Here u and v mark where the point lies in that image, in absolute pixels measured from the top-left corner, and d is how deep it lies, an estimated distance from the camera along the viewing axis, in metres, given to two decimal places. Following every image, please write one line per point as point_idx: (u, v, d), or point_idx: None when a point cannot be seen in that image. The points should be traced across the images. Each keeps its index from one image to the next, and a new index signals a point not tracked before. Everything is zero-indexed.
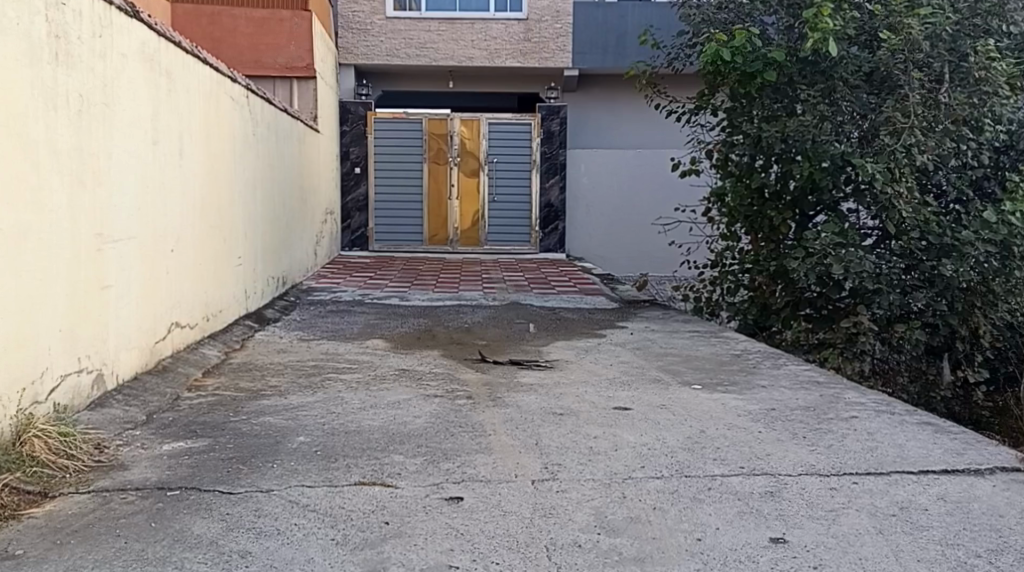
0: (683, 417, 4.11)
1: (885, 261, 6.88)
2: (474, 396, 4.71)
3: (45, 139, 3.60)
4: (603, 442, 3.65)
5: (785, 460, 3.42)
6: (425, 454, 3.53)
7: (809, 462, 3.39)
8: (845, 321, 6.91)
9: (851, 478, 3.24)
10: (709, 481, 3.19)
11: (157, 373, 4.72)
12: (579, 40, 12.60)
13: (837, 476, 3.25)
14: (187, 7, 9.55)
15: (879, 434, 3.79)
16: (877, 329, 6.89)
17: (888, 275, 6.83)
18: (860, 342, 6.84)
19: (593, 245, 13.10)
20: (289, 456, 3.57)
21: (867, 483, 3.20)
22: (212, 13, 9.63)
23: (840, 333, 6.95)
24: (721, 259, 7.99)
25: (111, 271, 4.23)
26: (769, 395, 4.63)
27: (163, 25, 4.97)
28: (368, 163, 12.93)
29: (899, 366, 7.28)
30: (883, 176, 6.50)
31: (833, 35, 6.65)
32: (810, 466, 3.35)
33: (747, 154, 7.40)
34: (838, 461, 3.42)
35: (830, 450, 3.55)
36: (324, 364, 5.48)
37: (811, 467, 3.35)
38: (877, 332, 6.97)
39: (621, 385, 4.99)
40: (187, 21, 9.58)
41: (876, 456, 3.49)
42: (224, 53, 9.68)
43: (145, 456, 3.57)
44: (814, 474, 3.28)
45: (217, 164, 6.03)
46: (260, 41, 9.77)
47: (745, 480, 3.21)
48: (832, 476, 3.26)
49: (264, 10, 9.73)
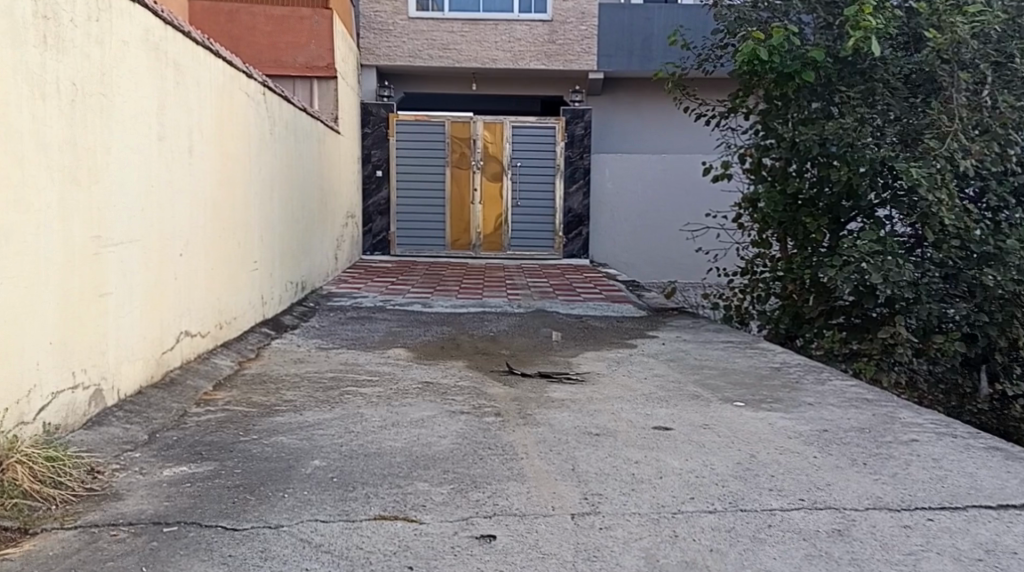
0: (729, 439, 3.81)
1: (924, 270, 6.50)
2: (503, 413, 4.43)
3: (31, 130, 3.39)
4: (645, 468, 3.36)
5: (848, 491, 3.12)
6: (453, 482, 3.26)
7: (876, 495, 3.08)
8: (881, 331, 6.56)
9: (925, 514, 2.93)
10: (768, 517, 2.90)
11: (163, 387, 4.49)
12: (604, 41, 12.32)
13: (910, 512, 2.94)
14: (206, 3, 9.34)
15: (946, 461, 3.47)
16: (914, 341, 6.52)
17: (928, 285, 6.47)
18: (896, 354, 6.49)
19: (617, 250, 12.76)
20: (302, 484, 3.31)
21: (945, 521, 2.90)
22: (231, 10, 9.46)
23: (876, 344, 6.60)
24: (751, 267, 7.67)
25: (112, 276, 4.01)
26: (819, 414, 4.31)
27: (170, 15, 4.75)
28: (390, 167, 12.71)
29: (933, 379, 6.90)
30: (928, 182, 6.07)
31: (877, 35, 6.32)
32: (877, 499, 3.05)
33: (783, 157, 7.13)
34: (907, 493, 3.10)
35: (896, 480, 3.24)
36: (343, 376, 5.23)
37: (878, 500, 3.04)
38: (915, 344, 6.61)
39: (657, 402, 4.70)
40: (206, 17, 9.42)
41: (948, 487, 3.17)
42: (244, 51, 9.53)
43: (143, 483, 3.34)
44: (883, 509, 2.98)
45: (231, 168, 5.80)
46: (280, 40, 9.60)
47: (808, 516, 2.91)
48: (904, 511, 2.96)
49: (284, 7, 9.56)
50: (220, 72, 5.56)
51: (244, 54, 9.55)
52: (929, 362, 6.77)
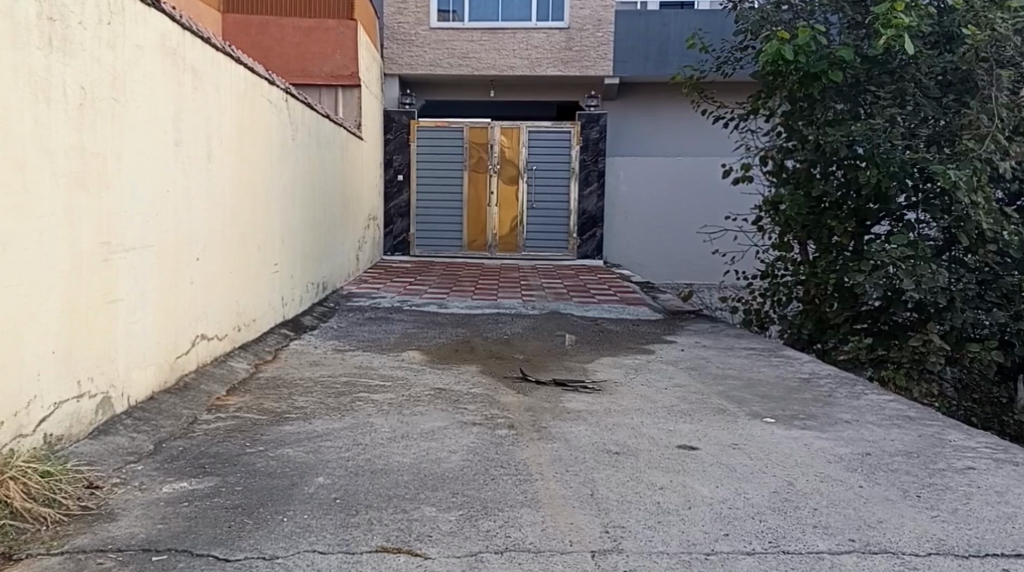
0: (762, 463, 3.58)
1: (958, 276, 6.20)
2: (516, 425, 4.18)
3: (34, 135, 3.18)
4: (672, 496, 3.12)
5: (906, 532, 2.90)
6: (462, 507, 3.03)
7: (938, 537, 2.87)
8: (912, 339, 6.26)
9: (999, 564, 2.73)
10: (816, 563, 2.69)
11: (176, 392, 4.26)
12: (622, 47, 12.01)
13: (980, 560, 2.75)
14: (236, 16, 9.17)
15: (1011, 495, 3.28)
16: (947, 350, 6.20)
17: (962, 291, 6.16)
18: (928, 363, 6.16)
19: (632, 252, 12.44)
20: (303, 506, 3.08)
21: None
22: (262, 22, 9.24)
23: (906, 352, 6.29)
24: (773, 269, 7.40)
25: (123, 283, 3.80)
26: (859, 435, 4.10)
27: (188, 19, 4.51)
28: (410, 171, 12.52)
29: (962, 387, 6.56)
30: (968, 185, 5.73)
31: (911, 34, 6.04)
32: (941, 543, 2.84)
33: (807, 160, 6.81)
34: (974, 536, 2.90)
35: (958, 519, 3.03)
36: (356, 382, 4.98)
37: (940, 543, 2.83)
38: (947, 352, 6.25)
39: (680, 416, 4.44)
40: (237, 30, 9.22)
41: (1019, 529, 2.96)
42: (272, 63, 9.31)
43: (140, 502, 3.11)
44: (949, 554, 2.78)
45: (251, 173, 5.57)
46: (307, 50, 9.41)
47: (862, 562, 2.71)
48: (973, 558, 2.76)
49: (311, 19, 9.35)
50: (242, 78, 5.33)
51: (271, 62, 9.33)
52: (964, 370, 6.44)
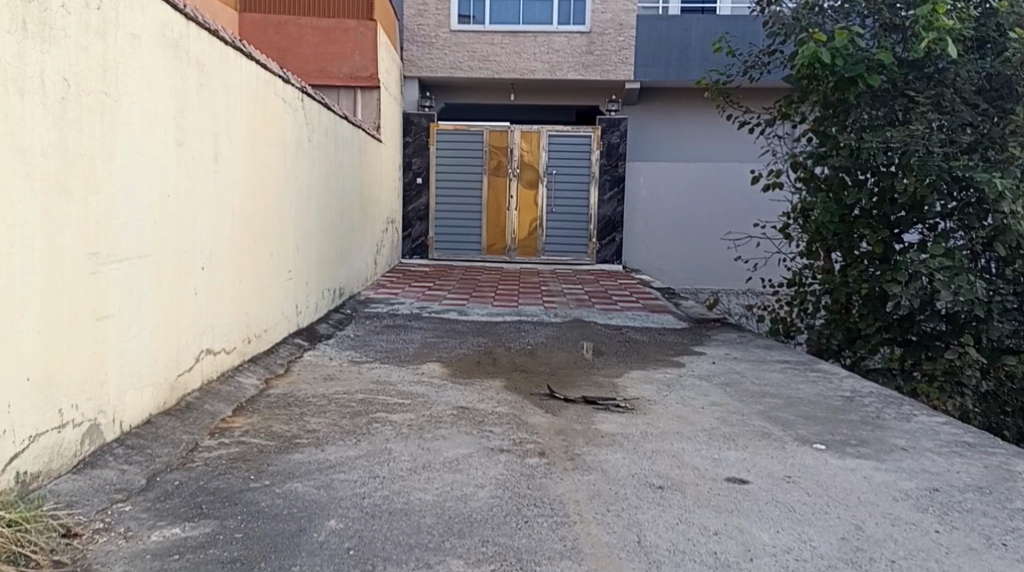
0: (822, 499, 3.25)
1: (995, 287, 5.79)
2: (548, 452, 3.84)
3: (6, 131, 2.89)
4: (728, 545, 2.83)
5: None
6: (495, 561, 2.75)
7: None
8: (948, 351, 5.89)
9: None
10: None
11: (176, 414, 3.96)
12: (643, 51, 11.67)
13: None
14: (254, 16, 8.95)
15: None
16: (984, 363, 5.84)
17: (1002, 302, 5.76)
18: (963, 377, 5.81)
19: (652, 257, 12.26)
20: (311, 559, 2.78)
21: None
22: (279, 22, 8.99)
23: (940, 364, 5.92)
24: (800, 277, 6.99)
25: (115, 296, 3.51)
26: (921, 465, 3.74)
27: (193, 11, 4.22)
28: (429, 175, 12.22)
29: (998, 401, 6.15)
30: (1011, 192, 5.37)
31: (953, 35, 5.64)
32: None
33: (839, 166, 6.38)
34: None
35: None
36: (372, 400, 4.65)
37: None
38: (982, 365, 5.89)
39: (723, 442, 4.09)
40: (255, 31, 8.97)
41: None
42: (290, 64, 9.06)
43: (123, 554, 2.81)
44: None
45: (263, 176, 5.28)
46: (327, 50, 9.13)
47: None
48: None
49: (329, 19, 9.10)
50: (254, 75, 5.04)
51: (289, 63, 9.05)
52: (995, 383, 6.02)
